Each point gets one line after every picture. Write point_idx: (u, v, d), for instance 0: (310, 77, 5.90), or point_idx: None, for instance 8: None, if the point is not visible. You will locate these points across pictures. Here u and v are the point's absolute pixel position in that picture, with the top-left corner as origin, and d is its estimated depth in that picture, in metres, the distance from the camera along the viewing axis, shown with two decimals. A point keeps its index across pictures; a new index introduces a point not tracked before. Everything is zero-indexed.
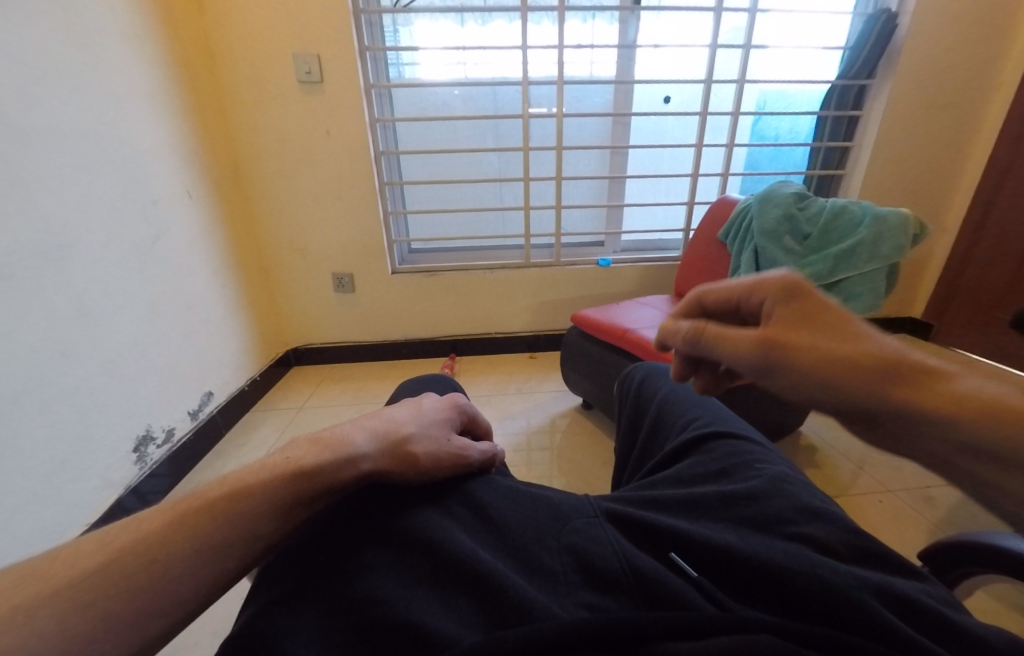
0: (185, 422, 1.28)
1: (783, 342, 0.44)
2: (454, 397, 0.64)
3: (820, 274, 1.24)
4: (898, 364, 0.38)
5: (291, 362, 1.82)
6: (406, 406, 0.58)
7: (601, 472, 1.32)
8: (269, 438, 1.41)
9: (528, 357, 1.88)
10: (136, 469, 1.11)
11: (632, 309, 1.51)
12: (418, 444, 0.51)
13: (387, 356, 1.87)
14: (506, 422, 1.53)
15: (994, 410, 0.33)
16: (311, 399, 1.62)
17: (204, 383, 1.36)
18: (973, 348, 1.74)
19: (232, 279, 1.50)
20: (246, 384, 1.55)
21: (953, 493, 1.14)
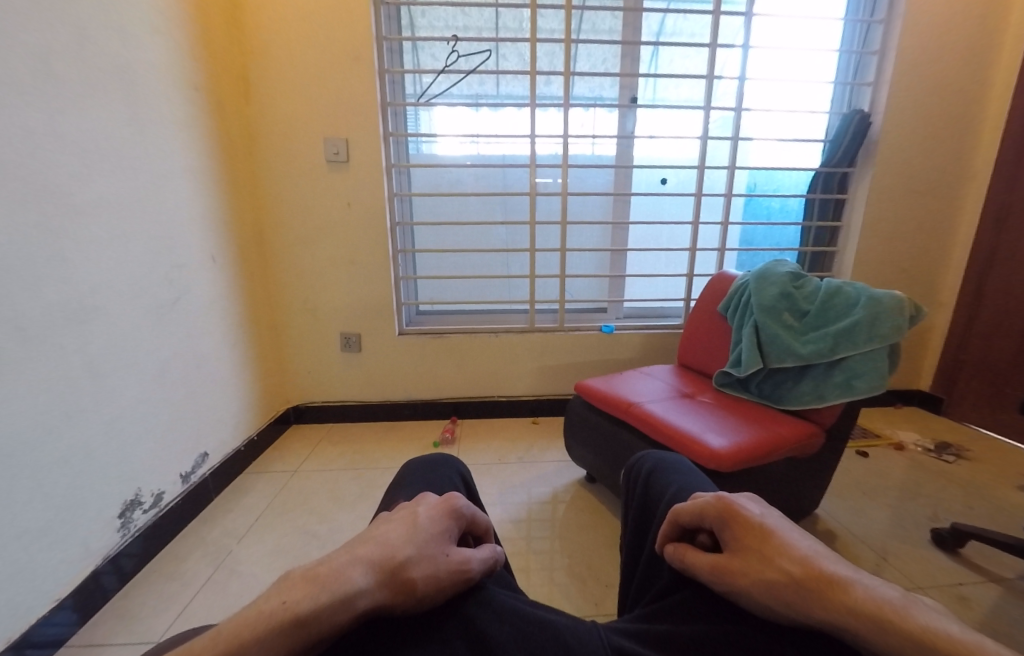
0: (176, 486, 1.25)
1: (732, 566, 0.52)
2: (453, 500, 0.61)
3: (821, 351, 1.25)
4: (814, 580, 0.46)
5: (291, 420, 1.81)
6: (401, 523, 0.55)
7: (605, 556, 1.24)
8: (259, 504, 1.37)
9: (529, 423, 1.86)
10: (118, 536, 1.07)
11: (636, 380, 1.51)
12: (415, 567, 0.49)
13: (387, 418, 1.85)
14: (506, 494, 1.47)
15: (885, 621, 0.41)
16: (307, 462, 1.58)
17: (200, 442, 1.34)
18: (986, 425, 1.70)
19: (243, 337, 1.54)
20: (242, 445, 1.53)
21: (989, 591, 1.02)
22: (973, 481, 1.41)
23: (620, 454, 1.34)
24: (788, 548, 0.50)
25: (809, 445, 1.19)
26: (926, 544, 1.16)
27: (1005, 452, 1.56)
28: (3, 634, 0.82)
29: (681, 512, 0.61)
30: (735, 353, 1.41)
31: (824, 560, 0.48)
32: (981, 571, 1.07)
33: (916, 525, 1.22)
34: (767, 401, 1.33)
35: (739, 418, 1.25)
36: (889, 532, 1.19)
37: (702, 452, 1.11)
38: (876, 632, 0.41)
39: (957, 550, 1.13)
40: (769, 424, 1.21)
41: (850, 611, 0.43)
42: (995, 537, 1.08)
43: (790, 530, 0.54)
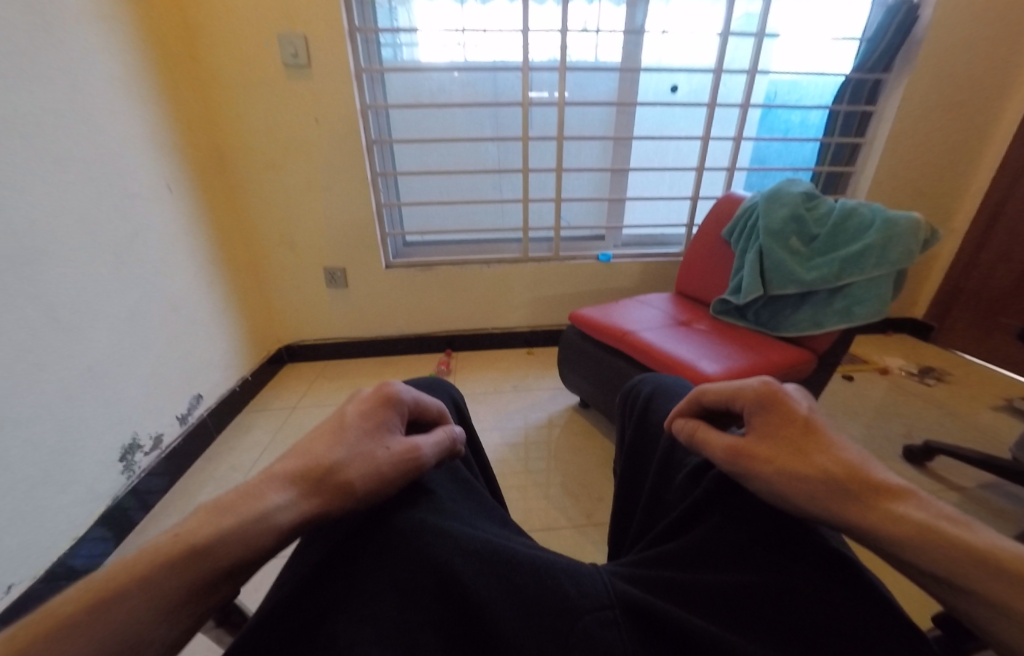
0: (174, 427, 1.25)
1: (760, 456, 0.51)
2: (386, 390, 0.58)
3: (826, 277, 1.22)
4: (859, 486, 0.45)
5: (284, 359, 1.78)
6: (328, 427, 0.53)
7: (599, 476, 1.31)
8: (261, 440, 1.39)
9: (525, 353, 1.87)
10: (124, 478, 1.08)
11: (632, 308, 1.48)
12: (348, 468, 0.48)
13: (381, 352, 1.83)
14: (504, 421, 1.52)
15: (942, 538, 0.40)
16: (304, 398, 1.59)
17: (192, 385, 1.32)
18: (973, 353, 1.75)
19: (219, 275, 1.45)
20: (237, 385, 1.52)
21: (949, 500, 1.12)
22: (950, 403, 1.48)
23: (613, 382, 1.35)
24: (832, 450, 0.49)
25: (800, 369, 1.20)
26: (899, 459, 1.24)
27: (984, 377, 1.63)
28: (26, 574, 0.86)
29: (711, 391, 0.59)
30: (736, 280, 1.37)
31: (872, 470, 0.47)
32: (946, 482, 1.16)
33: (891, 442, 1.30)
34: (763, 328, 1.32)
35: (734, 345, 1.25)
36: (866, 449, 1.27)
37: (696, 377, 1.11)
38: (927, 545, 0.40)
39: (925, 465, 1.22)
40: (763, 350, 1.22)
41: (902, 527, 0.42)
42: (964, 453, 1.15)
43: (835, 430, 0.52)
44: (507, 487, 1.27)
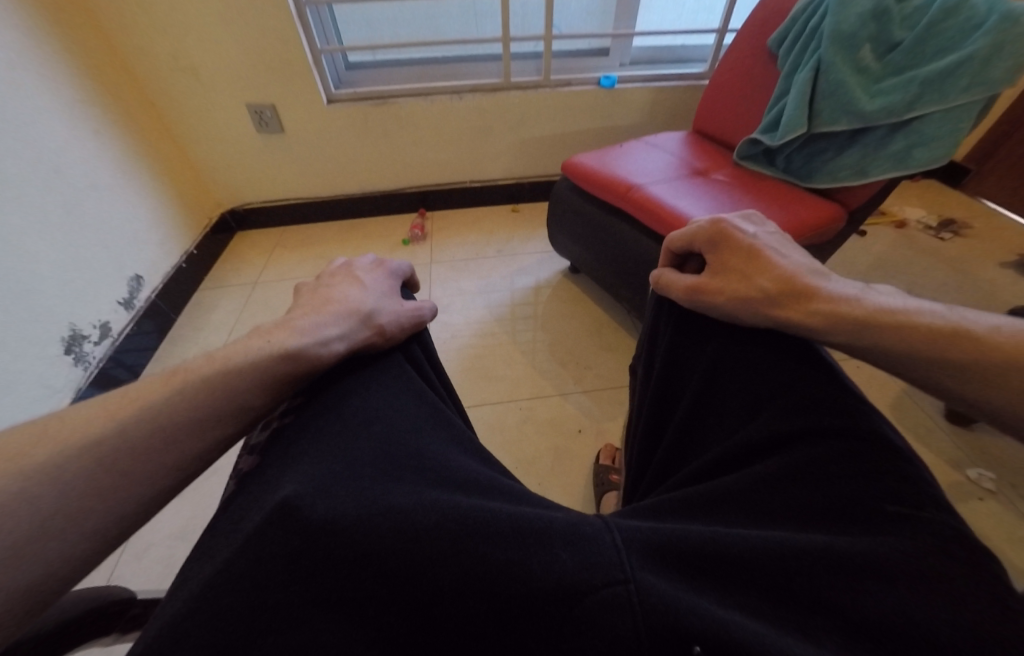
0: (119, 313, 1.23)
1: (712, 286, 0.52)
2: (387, 261, 0.61)
3: (891, 109, 0.94)
4: (788, 294, 0.48)
5: (233, 226, 1.70)
6: (351, 284, 0.55)
7: (587, 343, 1.25)
8: (226, 321, 1.41)
9: (510, 210, 1.75)
10: (81, 370, 1.11)
11: (637, 152, 1.20)
12: (379, 316, 0.51)
13: (348, 214, 1.76)
14: (485, 287, 1.41)
15: (858, 317, 0.46)
16: (266, 271, 1.57)
17: (125, 268, 1.25)
18: (1003, 200, 1.58)
19: (109, 125, 1.22)
20: (183, 261, 1.47)
21: None
22: (960, 261, 1.39)
23: (606, 245, 1.18)
24: (775, 264, 0.51)
25: (828, 229, 1.02)
26: None
27: (1004, 228, 1.51)
28: None
29: (669, 239, 0.59)
30: (774, 112, 1.09)
31: (810, 280, 0.49)
32: None
33: None
34: (793, 178, 1.09)
35: (755, 202, 1.03)
36: None
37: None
38: (836, 326, 0.46)
39: None
40: (788, 207, 1.02)
41: (828, 320, 0.46)
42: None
43: (783, 250, 0.54)
44: (492, 357, 1.23)
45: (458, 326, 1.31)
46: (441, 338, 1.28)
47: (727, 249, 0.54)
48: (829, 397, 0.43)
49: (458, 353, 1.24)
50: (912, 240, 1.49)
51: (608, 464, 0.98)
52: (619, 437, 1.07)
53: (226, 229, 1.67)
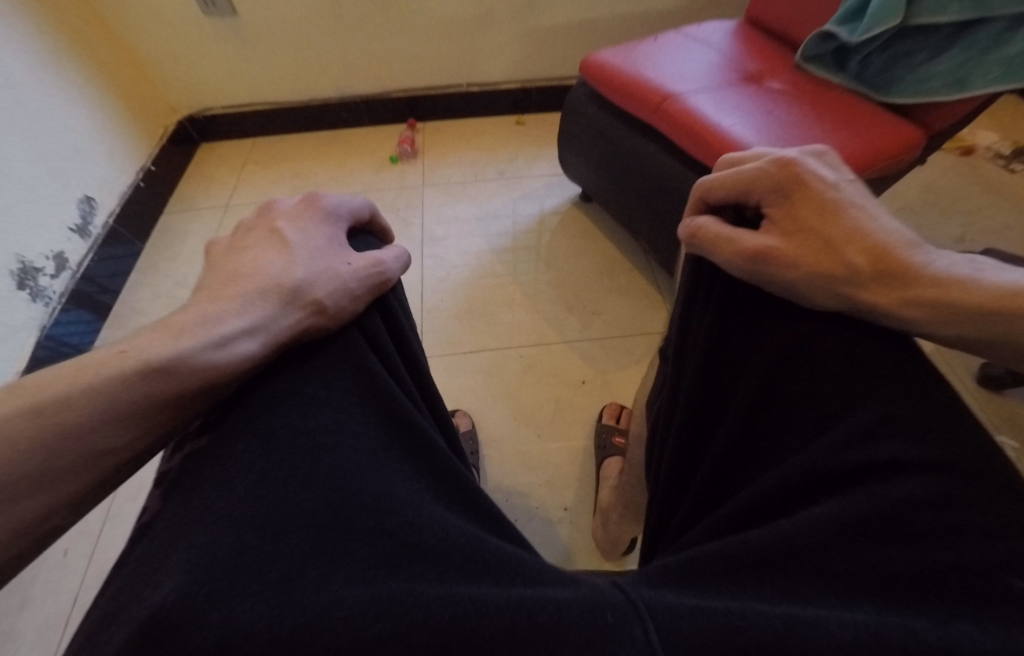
0: (75, 241, 1.10)
1: (781, 250, 0.37)
2: (316, 198, 0.46)
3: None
4: (890, 271, 0.35)
5: (196, 137, 1.50)
6: (273, 246, 0.41)
7: (596, 284, 1.12)
8: (199, 248, 1.28)
9: (515, 122, 1.50)
10: (41, 307, 1.00)
11: (676, 48, 0.96)
12: (315, 287, 0.38)
13: (325, 124, 1.53)
14: (484, 217, 1.26)
15: (986, 304, 0.33)
16: (238, 190, 1.40)
17: (71, 187, 1.09)
18: None
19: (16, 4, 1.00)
20: (141, 178, 1.30)
21: None
22: None
23: (627, 172, 1.00)
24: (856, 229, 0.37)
25: (903, 159, 0.83)
26: None
27: None
28: None
29: (713, 180, 0.43)
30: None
31: (912, 250, 0.36)
32: None
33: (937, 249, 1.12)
34: (864, 89, 0.87)
35: (818, 118, 0.83)
36: None
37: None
38: (959, 318, 0.33)
39: None
40: (856, 128, 0.82)
41: (936, 308, 0.33)
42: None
43: (866, 203, 0.39)
44: (490, 300, 1.10)
45: (455, 263, 1.16)
46: (435, 276, 1.14)
47: (801, 199, 0.39)
48: (936, 426, 0.31)
49: (454, 294, 1.11)
50: (978, 169, 1.28)
51: (612, 424, 0.91)
52: (624, 392, 0.97)
53: (185, 140, 1.47)
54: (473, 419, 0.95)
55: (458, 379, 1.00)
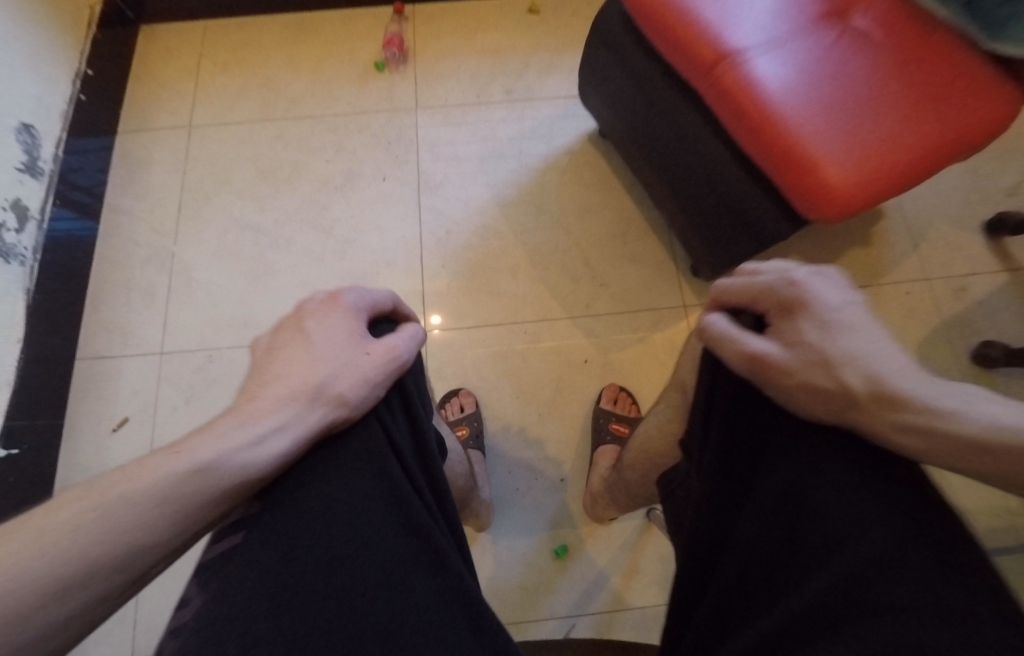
0: (32, 184, 0.96)
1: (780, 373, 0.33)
2: (340, 296, 0.40)
3: None
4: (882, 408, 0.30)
5: (131, 21, 1.23)
6: (294, 347, 0.37)
7: (610, 246, 1.04)
8: (170, 183, 1.14)
9: (524, 10, 1.22)
10: (20, 268, 0.92)
11: None
12: (334, 384, 0.35)
13: (291, 7, 1.24)
14: (491, 155, 1.10)
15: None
16: (200, 102, 1.19)
17: (5, 116, 0.92)
18: None
19: None
20: (80, 92, 1.09)
21: (990, 281, 1.03)
22: None
23: (646, 120, 0.77)
24: (850, 364, 0.31)
25: (988, 135, 0.62)
26: (976, 229, 1.06)
27: None
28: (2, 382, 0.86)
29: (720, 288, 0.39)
30: None
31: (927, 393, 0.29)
32: (1004, 260, 1.03)
33: (973, 206, 1.07)
34: (976, 26, 0.61)
35: (916, 79, 0.59)
36: (941, 214, 1.07)
37: (814, 187, 0.56)
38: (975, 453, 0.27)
39: (1000, 238, 1.05)
40: (948, 100, 0.59)
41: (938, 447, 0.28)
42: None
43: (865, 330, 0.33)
44: (495, 267, 1.03)
45: (456, 219, 1.06)
46: (434, 234, 1.05)
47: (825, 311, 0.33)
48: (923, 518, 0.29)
49: (457, 258, 1.03)
50: None
51: (609, 408, 0.93)
52: (628, 371, 0.98)
53: (118, 29, 1.20)
54: (478, 397, 0.96)
55: (461, 354, 0.98)
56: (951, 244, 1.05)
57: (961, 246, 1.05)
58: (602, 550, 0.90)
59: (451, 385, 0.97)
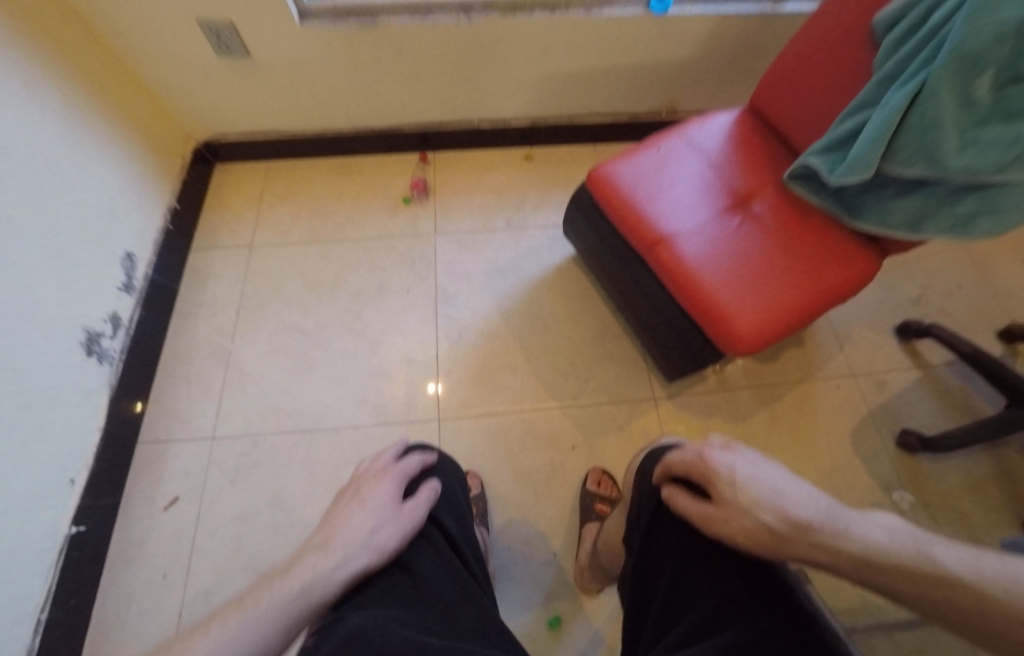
0: (125, 299, 1.21)
1: (715, 518, 0.50)
2: (381, 463, 0.66)
3: (976, 169, 0.67)
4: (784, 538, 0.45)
5: (211, 161, 1.54)
6: (356, 503, 0.58)
7: (592, 348, 1.26)
8: (231, 290, 1.38)
9: (522, 157, 1.54)
10: (106, 367, 1.14)
11: (664, 162, 0.91)
12: (383, 531, 0.54)
13: (339, 153, 1.56)
14: (497, 272, 1.36)
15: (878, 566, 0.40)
16: (260, 226, 1.47)
17: (115, 248, 1.18)
18: None
19: (59, 78, 1.02)
20: (168, 221, 1.36)
21: (906, 377, 1.25)
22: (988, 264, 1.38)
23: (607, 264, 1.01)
24: (764, 506, 0.48)
25: (859, 283, 0.85)
26: (891, 333, 1.30)
27: None
28: (80, 465, 1.05)
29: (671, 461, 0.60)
30: (848, 126, 0.79)
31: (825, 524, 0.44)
32: (916, 360, 1.27)
33: (888, 315, 1.32)
34: (838, 211, 0.85)
35: (795, 249, 0.84)
36: (862, 321, 1.31)
37: (728, 334, 0.79)
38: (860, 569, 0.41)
39: (911, 341, 1.29)
40: (821, 262, 0.83)
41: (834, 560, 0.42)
42: (956, 344, 1.17)
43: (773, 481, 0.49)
44: (498, 365, 1.24)
45: (466, 324, 1.30)
46: (448, 337, 1.28)
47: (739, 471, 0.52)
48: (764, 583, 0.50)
49: (466, 357, 1.25)
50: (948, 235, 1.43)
51: (594, 489, 1.10)
52: (609, 456, 1.16)
53: (201, 169, 1.50)
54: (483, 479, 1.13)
55: (468, 440, 1.17)
56: (872, 346, 1.29)
57: (879, 347, 1.29)
58: (589, 619, 1.03)
59: None
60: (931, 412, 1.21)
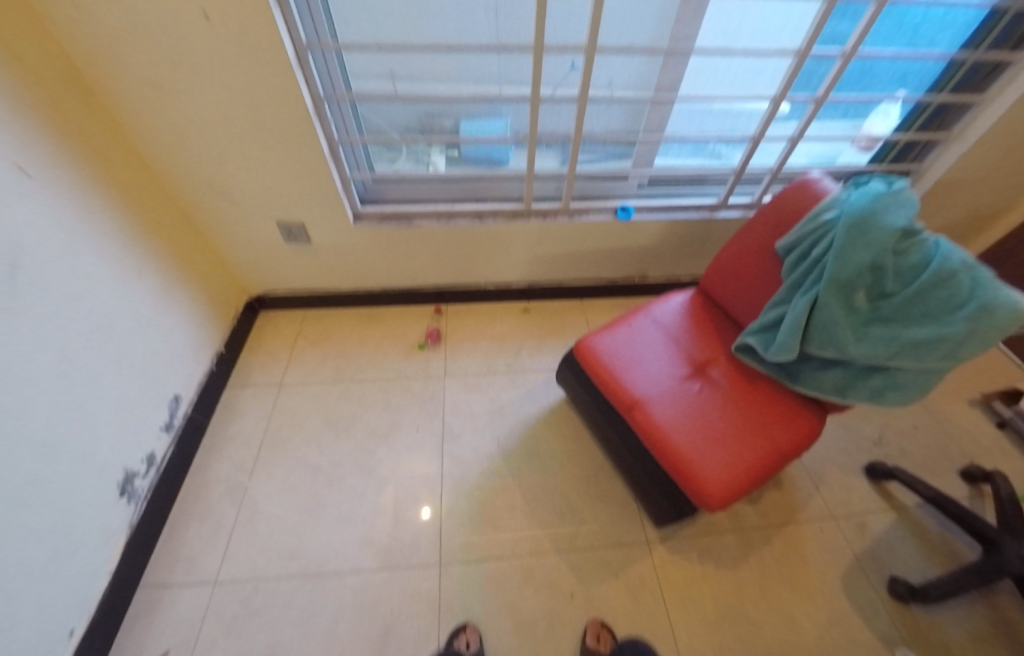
0: (162, 438, 1.33)
1: None
2: None
3: (873, 356, 0.87)
4: None
5: (257, 310, 1.80)
6: None
7: (586, 488, 1.35)
8: (256, 427, 1.51)
9: (521, 310, 1.80)
10: (132, 506, 1.22)
11: (635, 337, 1.13)
12: None
13: (367, 305, 1.82)
14: (500, 414, 1.51)
15: None
16: (290, 367, 1.66)
17: (166, 392, 1.34)
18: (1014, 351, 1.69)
19: (160, 258, 1.30)
20: (213, 364, 1.55)
21: (885, 519, 1.32)
22: (940, 409, 1.54)
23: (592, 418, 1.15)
24: None
25: (807, 441, 0.99)
26: (862, 473, 1.41)
27: (988, 372, 1.65)
28: (84, 612, 1.07)
29: None
30: (773, 316, 1.00)
31: None
32: (890, 501, 1.35)
33: (857, 456, 1.44)
34: (781, 376, 1.02)
35: (748, 415, 1.00)
36: (835, 463, 1.42)
37: (699, 492, 0.91)
38: None
39: (882, 482, 1.39)
40: (771, 426, 0.98)
41: None
42: (920, 488, 1.27)
43: None
44: (498, 505, 1.32)
45: (469, 463, 1.40)
46: (453, 475, 1.38)
47: None
48: None
49: (469, 497, 1.34)
50: None
51: (593, 644, 1.10)
52: (605, 604, 1.18)
53: (248, 316, 1.75)
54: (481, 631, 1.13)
55: (467, 584, 1.19)
56: (847, 487, 1.38)
57: (854, 487, 1.38)
58: None
59: (459, 617, 1.15)
60: (914, 557, 1.25)
